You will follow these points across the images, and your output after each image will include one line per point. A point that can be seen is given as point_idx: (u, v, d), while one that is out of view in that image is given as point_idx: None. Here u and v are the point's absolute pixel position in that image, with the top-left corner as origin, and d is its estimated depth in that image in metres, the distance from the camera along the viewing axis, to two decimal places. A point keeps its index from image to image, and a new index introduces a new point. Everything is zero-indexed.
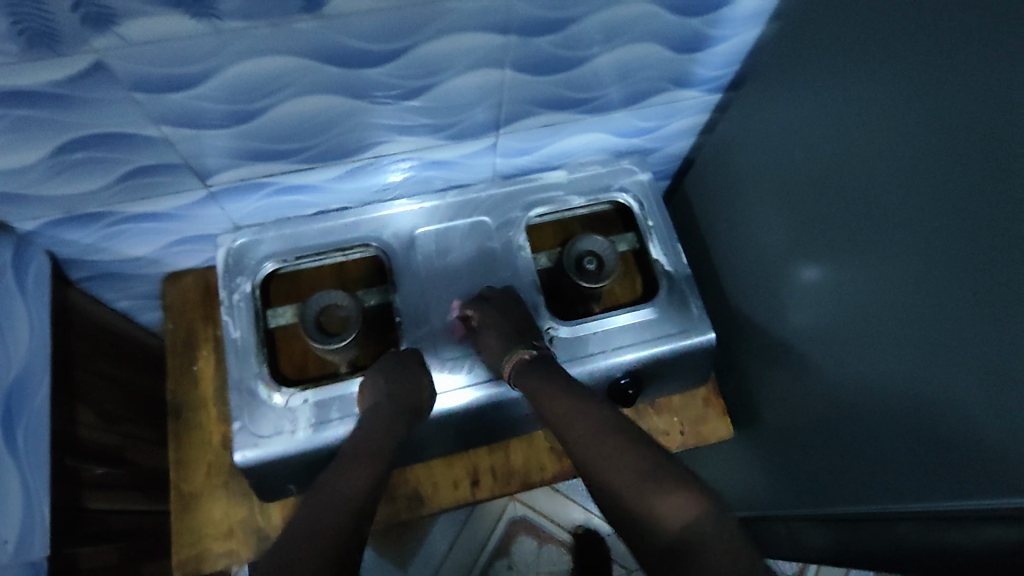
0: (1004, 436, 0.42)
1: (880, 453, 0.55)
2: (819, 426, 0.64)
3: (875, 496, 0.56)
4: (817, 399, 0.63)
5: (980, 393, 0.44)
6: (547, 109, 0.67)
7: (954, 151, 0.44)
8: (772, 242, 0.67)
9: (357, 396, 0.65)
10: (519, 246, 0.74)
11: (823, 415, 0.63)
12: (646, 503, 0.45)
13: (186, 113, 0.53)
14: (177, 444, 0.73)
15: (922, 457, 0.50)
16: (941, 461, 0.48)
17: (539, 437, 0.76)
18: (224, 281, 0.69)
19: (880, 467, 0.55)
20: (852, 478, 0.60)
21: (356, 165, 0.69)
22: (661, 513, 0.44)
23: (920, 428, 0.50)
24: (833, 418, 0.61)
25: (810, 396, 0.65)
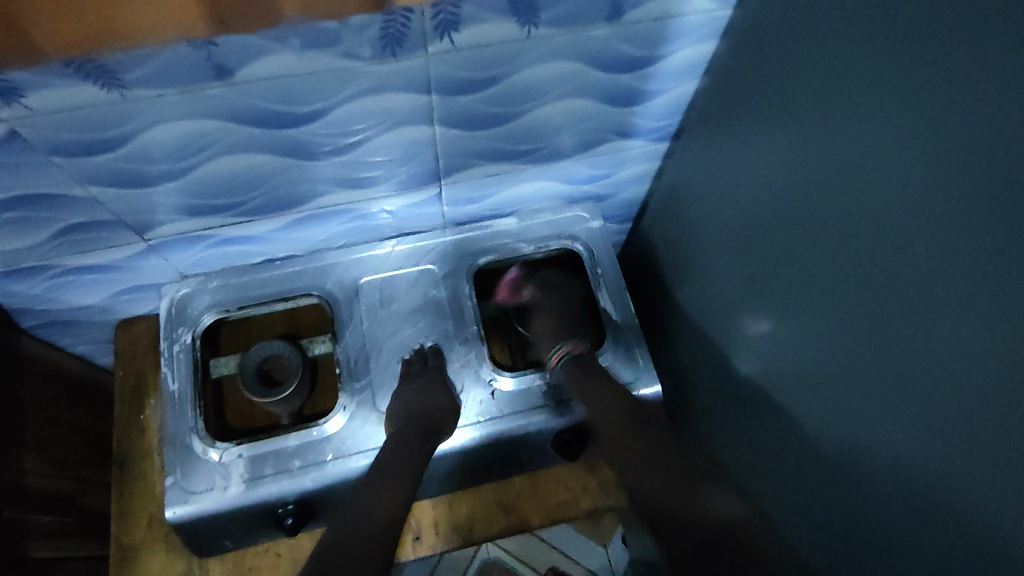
0: (929, 509, 0.40)
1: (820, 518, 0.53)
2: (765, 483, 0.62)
3: (826, 565, 0.54)
4: (762, 455, 0.62)
5: (902, 463, 0.42)
6: (487, 160, 0.67)
7: (862, 216, 0.43)
8: (718, 293, 0.66)
9: (293, 449, 0.65)
10: (466, 295, 0.73)
11: (768, 473, 0.61)
12: (689, 495, 0.54)
13: (112, 173, 0.54)
14: (120, 495, 0.72)
15: (866, 530, 0.48)
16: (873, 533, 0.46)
17: (485, 489, 0.74)
18: (164, 332, 0.69)
19: (822, 532, 0.53)
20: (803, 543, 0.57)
21: (298, 216, 0.69)
22: (707, 507, 0.53)
23: (852, 496, 0.48)
24: (777, 477, 0.59)
25: (756, 452, 0.63)
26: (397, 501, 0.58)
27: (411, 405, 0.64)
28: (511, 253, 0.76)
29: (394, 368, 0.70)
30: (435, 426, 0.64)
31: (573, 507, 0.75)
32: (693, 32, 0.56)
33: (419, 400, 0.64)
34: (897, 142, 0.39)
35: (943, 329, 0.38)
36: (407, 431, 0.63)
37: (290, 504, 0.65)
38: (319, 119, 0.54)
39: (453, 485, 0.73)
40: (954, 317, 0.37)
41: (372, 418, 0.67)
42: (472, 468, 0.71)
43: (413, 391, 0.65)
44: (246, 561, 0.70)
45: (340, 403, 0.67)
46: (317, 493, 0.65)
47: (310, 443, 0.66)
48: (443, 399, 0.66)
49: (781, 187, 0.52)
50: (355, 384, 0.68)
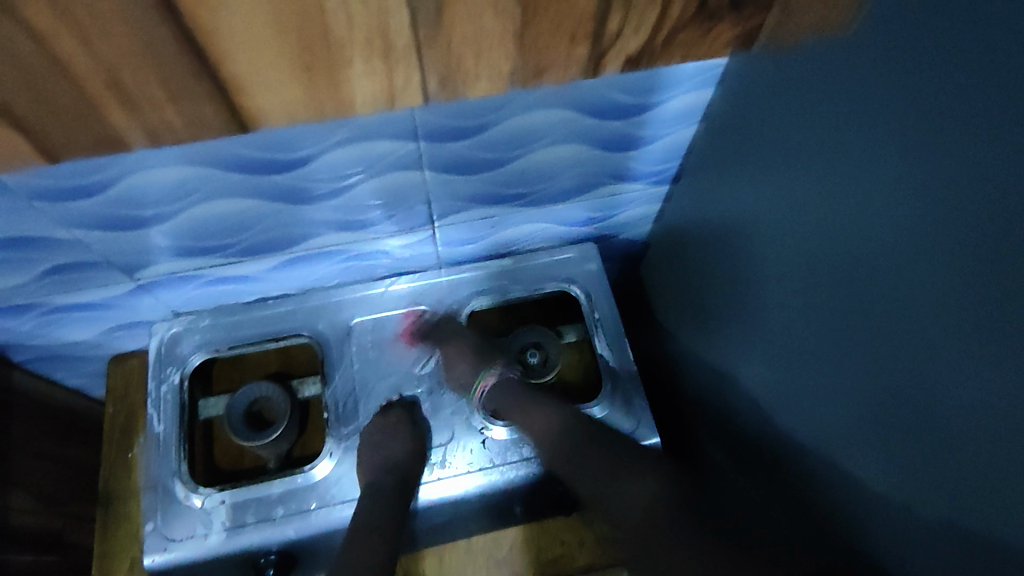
0: None
1: None
2: None
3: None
4: None
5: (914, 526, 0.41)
6: (481, 203, 0.67)
7: (865, 281, 0.41)
8: (721, 342, 0.65)
9: (276, 496, 0.63)
10: (459, 339, 0.72)
11: None
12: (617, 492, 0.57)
13: (97, 217, 0.54)
14: (103, 536, 0.71)
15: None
16: None
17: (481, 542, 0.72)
18: (152, 372, 0.68)
19: None
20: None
21: (289, 257, 0.68)
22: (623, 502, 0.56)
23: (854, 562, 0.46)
24: None
25: None
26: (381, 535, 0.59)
27: (382, 447, 0.63)
28: (506, 294, 0.75)
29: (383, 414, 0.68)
30: (407, 474, 0.63)
31: (567, 564, 0.71)
32: (689, 80, 0.56)
33: (387, 446, 0.63)
34: (891, 204, 0.38)
35: (949, 399, 0.36)
36: (378, 482, 0.62)
37: (272, 554, 0.63)
38: (308, 165, 0.54)
39: (443, 534, 0.71)
40: (963, 390, 0.35)
41: (360, 465, 0.65)
42: (463, 517, 0.69)
43: (376, 438, 0.64)
44: None
45: (327, 449, 0.65)
46: (301, 543, 0.63)
47: (294, 491, 0.64)
48: (405, 445, 0.63)
49: (781, 242, 0.51)
50: (342, 429, 0.67)
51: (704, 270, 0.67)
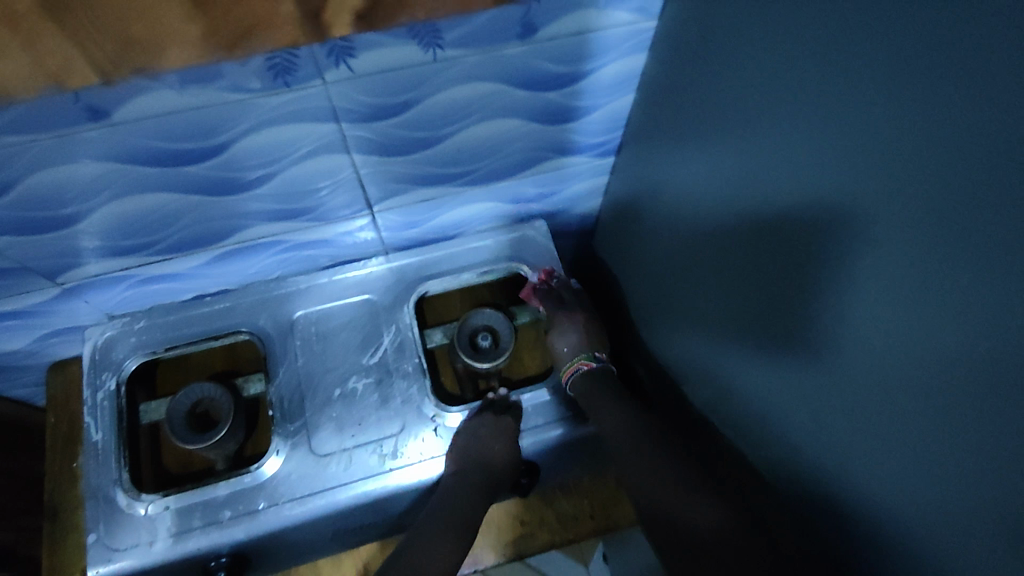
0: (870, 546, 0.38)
1: None
2: None
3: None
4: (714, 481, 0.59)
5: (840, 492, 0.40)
6: (420, 184, 0.65)
7: (792, 245, 0.40)
8: (669, 312, 0.64)
9: (223, 498, 0.61)
10: (407, 325, 0.70)
11: None
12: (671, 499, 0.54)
13: (2, 221, 0.51)
14: (52, 549, 0.69)
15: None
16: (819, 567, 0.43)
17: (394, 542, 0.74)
18: (87, 378, 0.65)
19: None
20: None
21: (223, 251, 0.65)
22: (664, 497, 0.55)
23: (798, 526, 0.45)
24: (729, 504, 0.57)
25: None
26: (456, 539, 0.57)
27: (479, 439, 0.63)
28: (454, 277, 0.73)
29: (331, 407, 0.66)
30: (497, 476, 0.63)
31: (528, 545, 0.73)
32: (619, 46, 0.54)
33: (486, 444, 0.63)
34: (814, 166, 0.36)
35: (867, 368, 0.35)
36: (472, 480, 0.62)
37: (223, 556, 0.61)
38: (225, 154, 0.51)
39: (401, 523, 0.70)
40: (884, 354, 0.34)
41: (308, 461, 0.63)
42: (419, 506, 0.68)
43: (471, 435, 0.64)
44: None
45: (273, 446, 0.63)
46: (251, 543, 0.62)
47: (242, 492, 0.62)
48: (506, 446, 0.64)
49: (719, 209, 0.49)
50: (289, 426, 0.65)
51: (651, 242, 0.66)
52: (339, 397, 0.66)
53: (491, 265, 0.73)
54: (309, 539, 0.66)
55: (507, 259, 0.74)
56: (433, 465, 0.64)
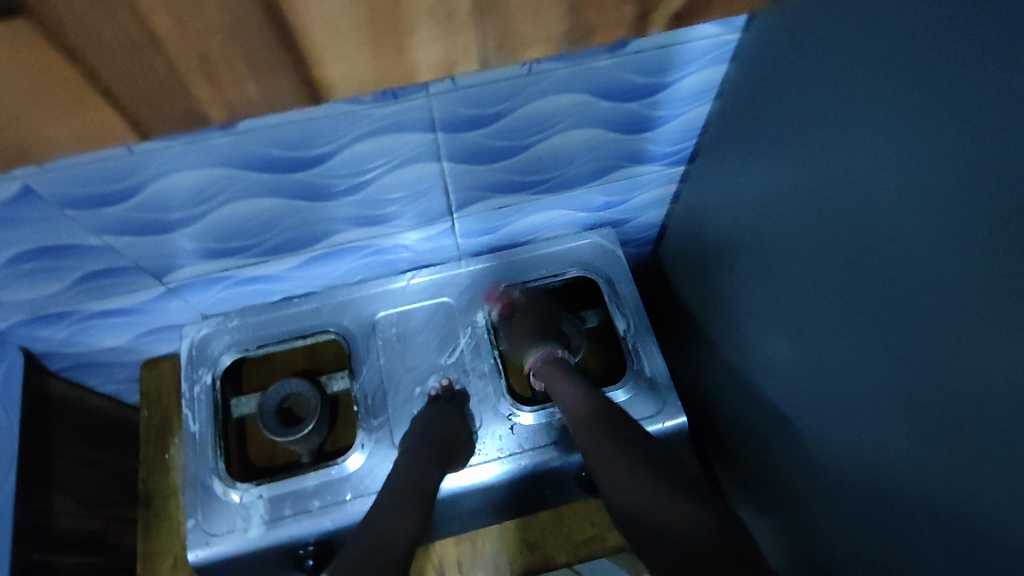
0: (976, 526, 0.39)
1: (861, 536, 0.51)
2: (798, 497, 0.61)
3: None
4: (795, 473, 0.60)
5: (940, 478, 0.41)
6: (499, 191, 0.68)
7: (886, 246, 0.42)
8: (742, 317, 0.65)
9: (313, 488, 0.64)
10: (481, 327, 0.73)
11: (800, 485, 0.60)
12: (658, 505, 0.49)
13: (126, 223, 0.56)
14: (147, 535, 0.73)
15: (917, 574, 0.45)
16: (916, 552, 0.44)
17: None
18: (185, 372, 0.70)
19: (868, 554, 0.51)
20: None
21: (313, 254, 0.69)
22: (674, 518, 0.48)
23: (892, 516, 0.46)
24: (812, 494, 0.58)
25: (789, 472, 0.62)
26: (415, 524, 0.56)
27: (426, 423, 0.64)
28: (526, 282, 0.75)
29: (411, 404, 0.68)
30: (448, 458, 0.63)
31: (599, 544, 0.73)
32: (701, 58, 0.56)
33: (428, 423, 0.64)
34: (916, 167, 0.38)
35: (972, 362, 0.36)
36: (424, 456, 0.62)
37: (310, 545, 0.64)
38: (330, 161, 0.55)
39: (475, 521, 0.72)
40: (990, 341, 0.35)
41: (390, 456, 0.66)
42: (495, 503, 0.70)
43: (430, 419, 0.65)
44: None
45: (358, 441, 0.66)
46: (338, 534, 0.64)
47: (329, 483, 0.65)
48: (454, 426, 0.65)
49: (803, 212, 0.50)
50: (372, 421, 0.68)
51: (722, 248, 0.67)
52: (419, 395, 0.69)
53: (562, 271, 0.76)
54: None
55: (577, 265, 0.76)
56: (511, 461, 0.66)
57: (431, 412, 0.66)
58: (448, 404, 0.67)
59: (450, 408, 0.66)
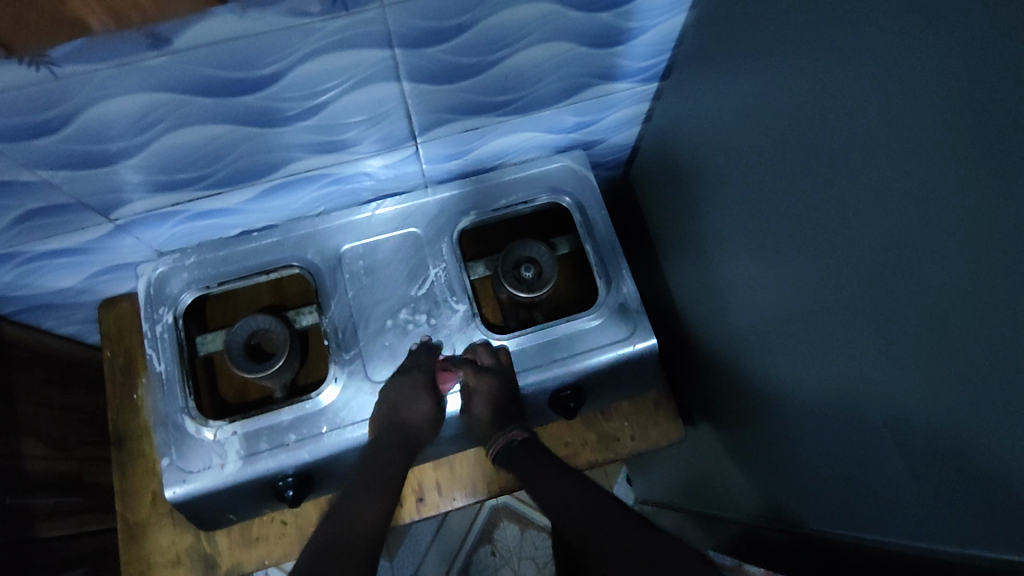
0: (927, 436, 0.41)
1: (817, 444, 0.54)
2: (760, 409, 0.63)
3: (842, 519, 0.53)
4: (758, 388, 0.62)
5: (894, 390, 0.43)
6: (465, 114, 0.64)
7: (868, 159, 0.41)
8: (714, 239, 0.65)
9: (288, 423, 0.64)
10: (451, 257, 0.71)
11: (761, 398, 0.62)
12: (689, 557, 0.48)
13: (61, 155, 0.52)
14: (122, 473, 0.72)
15: (874, 480, 0.47)
16: (870, 458, 0.47)
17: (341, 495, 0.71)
18: (146, 313, 0.67)
19: (822, 461, 0.54)
20: (818, 497, 0.56)
21: (269, 185, 0.66)
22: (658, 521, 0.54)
23: (850, 425, 0.49)
24: (772, 407, 0.60)
25: (752, 388, 0.64)
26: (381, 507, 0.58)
27: (399, 405, 0.63)
28: (495, 210, 0.73)
29: (383, 336, 0.68)
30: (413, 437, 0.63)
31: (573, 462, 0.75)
32: None
33: (400, 407, 0.62)
34: (895, 75, 0.36)
35: (932, 280, 0.37)
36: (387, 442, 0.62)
37: (289, 476, 0.64)
38: (279, 83, 0.51)
39: (452, 448, 0.73)
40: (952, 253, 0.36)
41: (365, 388, 0.66)
42: (471, 429, 0.71)
43: (397, 397, 0.63)
44: (252, 533, 0.71)
45: (331, 374, 0.66)
46: (315, 466, 0.65)
47: (304, 417, 0.64)
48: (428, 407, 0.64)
49: (776, 130, 0.49)
50: (343, 355, 0.67)
51: (693, 169, 0.66)
52: (391, 327, 0.68)
53: (532, 197, 0.74)
54: None
55: (548, 191, 0.74)
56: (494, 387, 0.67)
57: (398, 392, 0.63)
58: (412, 376, 0.64)
59: (415, 381, 0.64)
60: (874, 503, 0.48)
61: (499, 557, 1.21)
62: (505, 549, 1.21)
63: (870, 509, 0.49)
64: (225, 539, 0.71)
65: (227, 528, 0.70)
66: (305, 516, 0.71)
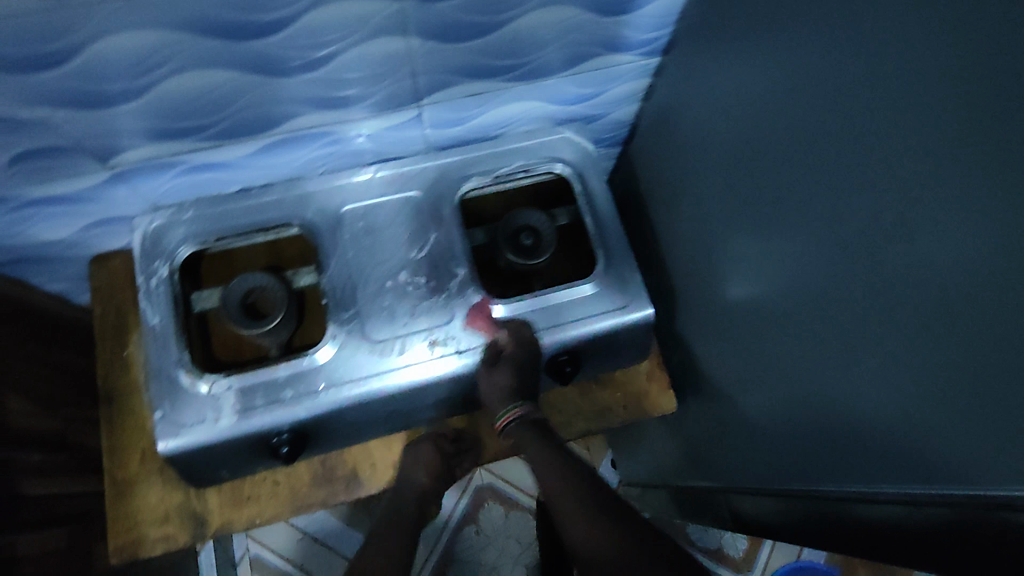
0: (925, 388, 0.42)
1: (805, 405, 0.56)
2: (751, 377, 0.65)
3: (829, 476, 0.55)
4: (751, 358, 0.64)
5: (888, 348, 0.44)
6: (471, 77, 0.64)
7: None
8: (711, 212, 0.67)
9: (285, 380, 0.63)
10: (452, 221, 0.71)
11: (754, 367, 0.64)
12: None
13: (68, 91, 0.51)
14: (110, 430, 0.71)
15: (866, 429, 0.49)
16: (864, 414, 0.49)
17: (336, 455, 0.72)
18: (141, 265, 0.66)
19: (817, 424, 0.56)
20: (804, 458, 0.58)
21: (272, 140, 0.65)
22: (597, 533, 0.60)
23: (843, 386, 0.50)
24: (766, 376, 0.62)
25: (746, 357, 0.66)
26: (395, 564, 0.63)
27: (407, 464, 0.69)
28: (497, 177, 0.74)
29: (382, 298, 0.67)
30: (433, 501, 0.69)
31: (567, 430, 0.76)
32: None
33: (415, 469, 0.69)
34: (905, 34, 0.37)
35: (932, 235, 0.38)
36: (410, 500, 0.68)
37: (284, 433, 0.64)
38: (288, 29, 0.51)
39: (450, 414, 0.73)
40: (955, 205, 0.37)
41: (364, 347, 0.66)
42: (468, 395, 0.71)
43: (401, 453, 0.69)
44: (243, 492, 0.70)
45: (329, 333, 0.65)
46: (311, 423, 0.64)
47: (301, 373, 0.64)
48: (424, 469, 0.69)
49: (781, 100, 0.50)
50: (342, 314, 0.67)
51: (692, 143, 0.67)
52: (390, 289, 0.68)
53: (533, 167, 0.74)
54: (362, 424, 0.68)
55: (549, 161, 0.75)
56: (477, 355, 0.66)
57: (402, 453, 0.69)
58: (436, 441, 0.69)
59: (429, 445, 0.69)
60: (866, 459, 0.49)
61: (482, 537, 1.23)
62: (489, 527, 1.23)
63: (861, 467, 0.50)
64: (213, 498, 0.70)
65: (218, 486, 0.70)
66: (297, 476, 0.71)
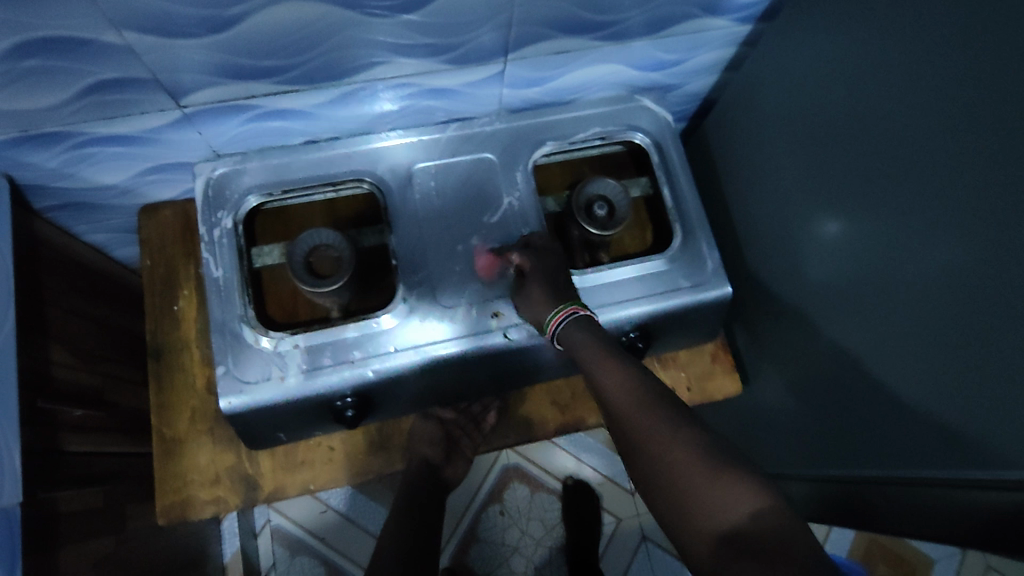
0: None
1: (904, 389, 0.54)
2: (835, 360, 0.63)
3: (925, 460, 0.52)
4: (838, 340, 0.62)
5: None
6: (562, 32, 0.61)
7: None
8: (801, 188, 0.64)
9: (353, 340, 0.61)
10: (525, 185, 0.68)
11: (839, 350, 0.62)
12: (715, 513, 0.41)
13: (156, 16, 0.47)
14: (159, 387, 0.68)
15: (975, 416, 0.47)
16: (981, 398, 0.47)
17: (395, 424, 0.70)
18: (203, 214, 0.63)
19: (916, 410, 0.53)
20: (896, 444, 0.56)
21: (348, 88, 0.62)
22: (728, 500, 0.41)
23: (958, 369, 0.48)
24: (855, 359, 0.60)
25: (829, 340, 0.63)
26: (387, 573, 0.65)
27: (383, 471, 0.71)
28: (571, 143, 0.71)
29: (454, 261, 0.65)
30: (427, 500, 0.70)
31: None
32: None
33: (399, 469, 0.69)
34: None
35: None
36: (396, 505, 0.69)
37: (349, 396, 0.61)
38: None
39: (512, 385, 0.71)
40: None
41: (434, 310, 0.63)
42: (534, 367, 0.69)
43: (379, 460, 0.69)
44: (297, 457, 0.68)
45: (399, 294, 0.63)
46: (378, 386, 0.62)
47: (370, 334, 0.61)
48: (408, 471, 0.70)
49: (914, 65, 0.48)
50: (411, 276, 0.64)
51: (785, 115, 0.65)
52: (462, 252, 0.65)
53: (609, 134, 0.72)
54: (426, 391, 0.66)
55: (625, 129, 0.72)
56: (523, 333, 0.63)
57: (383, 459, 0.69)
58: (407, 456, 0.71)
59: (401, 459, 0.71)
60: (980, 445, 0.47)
61: (506, 518, 1.20)
62: (513, 509, 1.21)
63: (972, 452, 0.48)
64: (266, 462, 0.67)
65: (271, 449, 0.67)
66: (353, 443, 0.69)
